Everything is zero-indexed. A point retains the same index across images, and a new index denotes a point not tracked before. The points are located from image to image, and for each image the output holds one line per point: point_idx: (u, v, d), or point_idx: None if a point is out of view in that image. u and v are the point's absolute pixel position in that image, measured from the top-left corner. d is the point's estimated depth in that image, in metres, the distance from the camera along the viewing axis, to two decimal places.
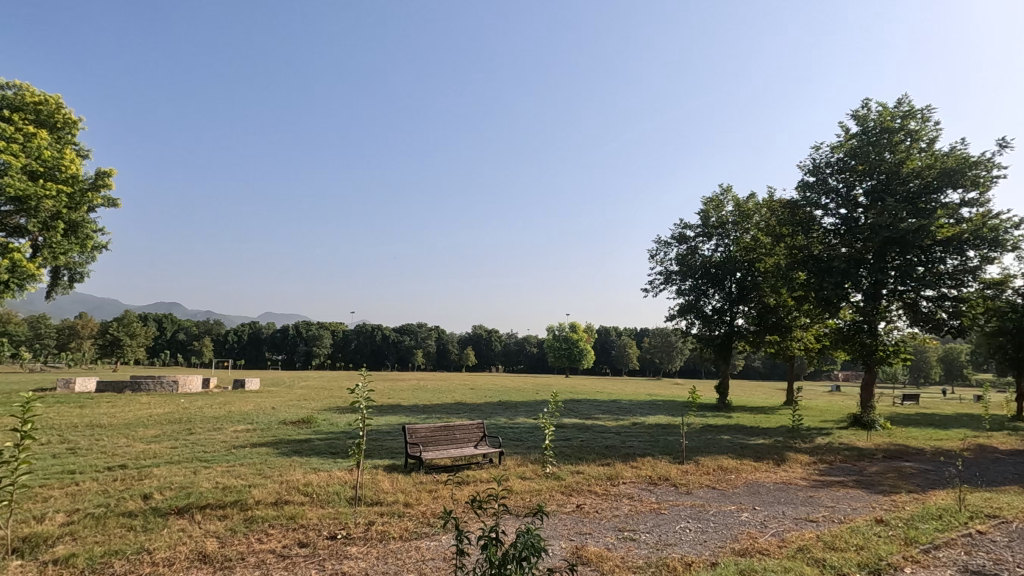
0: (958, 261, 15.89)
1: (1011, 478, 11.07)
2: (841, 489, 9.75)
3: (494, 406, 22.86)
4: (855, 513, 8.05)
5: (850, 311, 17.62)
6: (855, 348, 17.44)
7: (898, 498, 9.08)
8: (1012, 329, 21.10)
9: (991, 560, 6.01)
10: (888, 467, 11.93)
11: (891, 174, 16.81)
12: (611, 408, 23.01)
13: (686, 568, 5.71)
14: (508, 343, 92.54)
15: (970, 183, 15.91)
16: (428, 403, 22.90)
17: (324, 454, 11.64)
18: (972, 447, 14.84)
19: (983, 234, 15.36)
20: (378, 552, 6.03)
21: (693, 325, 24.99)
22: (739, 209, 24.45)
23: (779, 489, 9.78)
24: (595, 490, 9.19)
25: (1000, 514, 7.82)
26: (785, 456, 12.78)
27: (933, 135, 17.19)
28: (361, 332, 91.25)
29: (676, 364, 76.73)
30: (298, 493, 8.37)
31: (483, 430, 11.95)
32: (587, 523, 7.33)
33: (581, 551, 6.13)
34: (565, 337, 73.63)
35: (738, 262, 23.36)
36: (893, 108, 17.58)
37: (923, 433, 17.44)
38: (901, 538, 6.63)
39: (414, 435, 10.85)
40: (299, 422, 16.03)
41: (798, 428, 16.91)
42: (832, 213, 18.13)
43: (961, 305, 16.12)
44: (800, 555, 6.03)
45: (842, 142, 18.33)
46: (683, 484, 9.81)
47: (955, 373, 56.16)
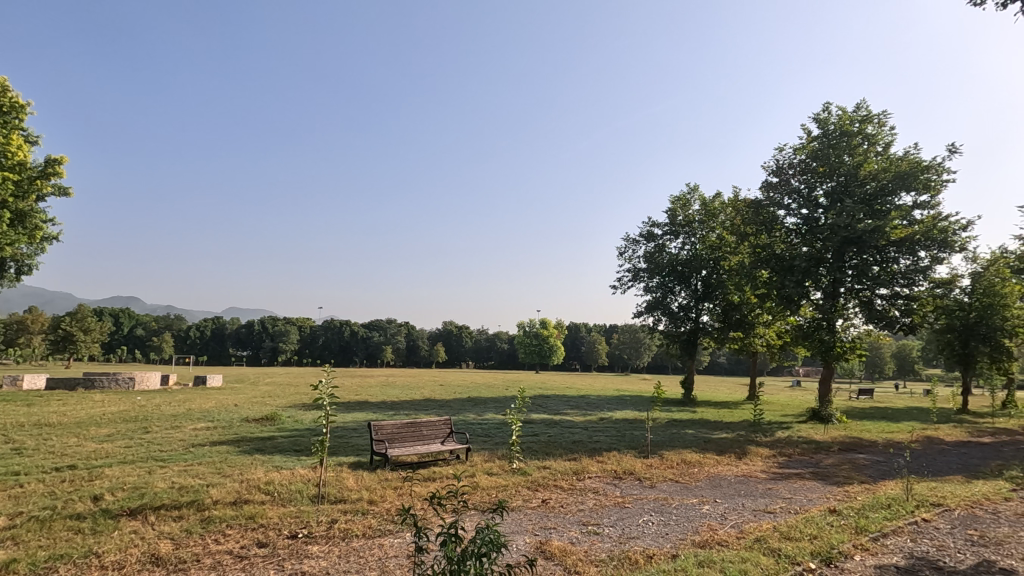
0: (910, 261, 16.56)
1: (956, 468, 11.61)
2: (798, 481, 10.07)
3: (463, 402, 22.78)
4: (810, 504, 8.32)
5: (810, 309, 18.14)
6: (814, 345, 18.02)
7: (850, 488, 9.44)
8: (959, 326, 22.17)
9: (934, 547, 6.28)
10: (842, 459, 12.39)
11: (850, 177, 17.43)
12: (580, 403, 23.21)
13: (647, 560, 5.80)
14: (478, 339, 92.41)
15: (922, 187, 16.62)
16: (396, 400, 22.67)
17: (288, 452, 11.38)
18: (921, 439, 15.50)
19: (933, 235, 16.07)
20: (340, 551, 5.94)
21: (660, 322, 25.39)
22: (706, 208, 24.99)
23: (739, 481, 10.04)
24: (560, 484, 9.25)
25: (943, 502, 8.20)
26: (746, 450, 13.09)
27: (888, 140, 17.89)
28: (329, 328, 89.80)
29: (645, 360, 77.85)
30: (258, 492, 8.17)
31: (450, 426, 11.88)
32: (553, 518, 7.36)
33: (545, 545, 6.16)
34: (535, 334, 73.80)
35: (703, 260, 23.85)
36: (853, 112, 18.18)
37: (875, 426, 18.12)
38: (853, 527, 6.87)
39: (380, 432, 10.72)
40: (262, 420, 15.65)
41: (759, 422, 17.38)
42: (795, 213, 18.63)
43: (912, 303, 16.84)
44: (757, 545, 6.20)
45: (804, 144, 18.85)
46: (647, 477, 9.99)
47: (907, 369, 58.20)
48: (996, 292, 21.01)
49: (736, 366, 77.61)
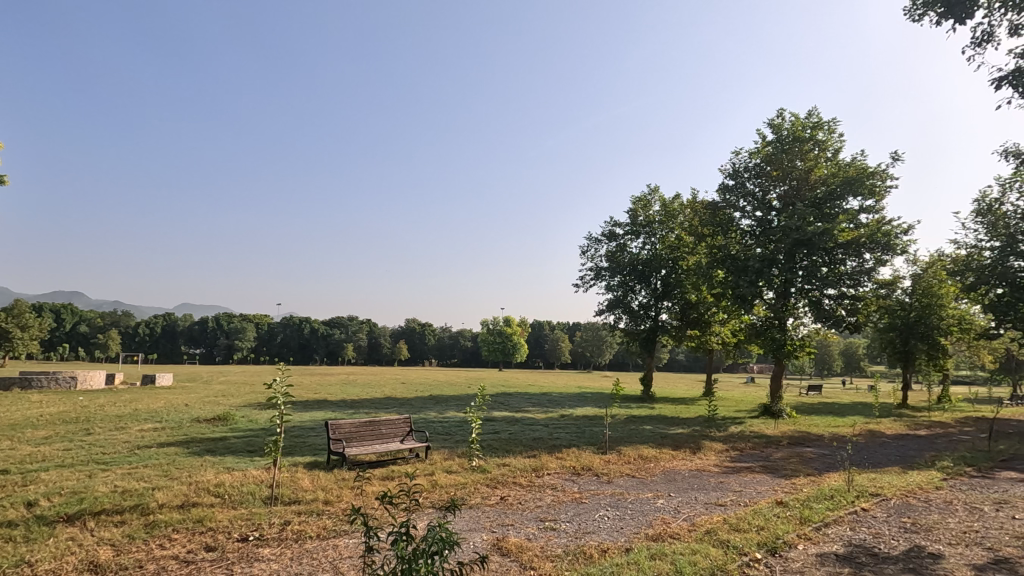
0: (857, 262, 17.38)
1: (894, 460, 12.24)
2: (748, 474, 10.43)
3: (425, 400, 22.61)
4: (758, 496, 8.64)
5: (763, 308, 18.71)
6: (766, 343, 18.68)
7: (797, 480, 9.85)
8: (900, 325, 23.17)
9: (871, 535, 6.62)
10: (790, 452, 12.91)
11: (801, 181, 18.37)
12: (541, 400, 23.36)
13: (602, 554, 5.91)
14: (441, 338, 91.76)
15: (867, 192, 17.44)
16: (356, 398, 22.28)
17: (240, 453, 11.05)
18: (863, 432, 16.30)
19: (877, 238, 16.94)
20: (292, 553, 5.82)
21: (620, 320, 25.85)
22: (666, 209, 25.53)
23: (692, 475, 10.33)
24: (520, 481, 9.30)
25: (881, 492, 8.65)
26: (701, 444, 13.47)
27: (837, 146, 18.64)
28: (288, 325, 87.60)
29: (607, 357, 78.95)
30: (207, 494, 7.91)
31: (410, 425, 11.78)
32: (510, 515, 7.40)
33: (501, 542, 6.19)
34: (498, 331, 73.67)
35: (663, 260, 24.44)
36: (805, 119, 18.86)
37: (823, 420, 18.93)
38: (797, 518, 7.17)
39: (337, 431, 10.49)
40: (214, 420, 15.13)
41: (713, 418, 17.91)
42: (749, 215, 19.24)
43: (858, 302, 17.65)
44: (707, 537, 6.40)
45: (759, 148, 19.41)
46: (605, 473, 10.15)
47: (853, 365, 60.95)
48: (935, 293, 22.35)
49: (694, 364, 79.71)
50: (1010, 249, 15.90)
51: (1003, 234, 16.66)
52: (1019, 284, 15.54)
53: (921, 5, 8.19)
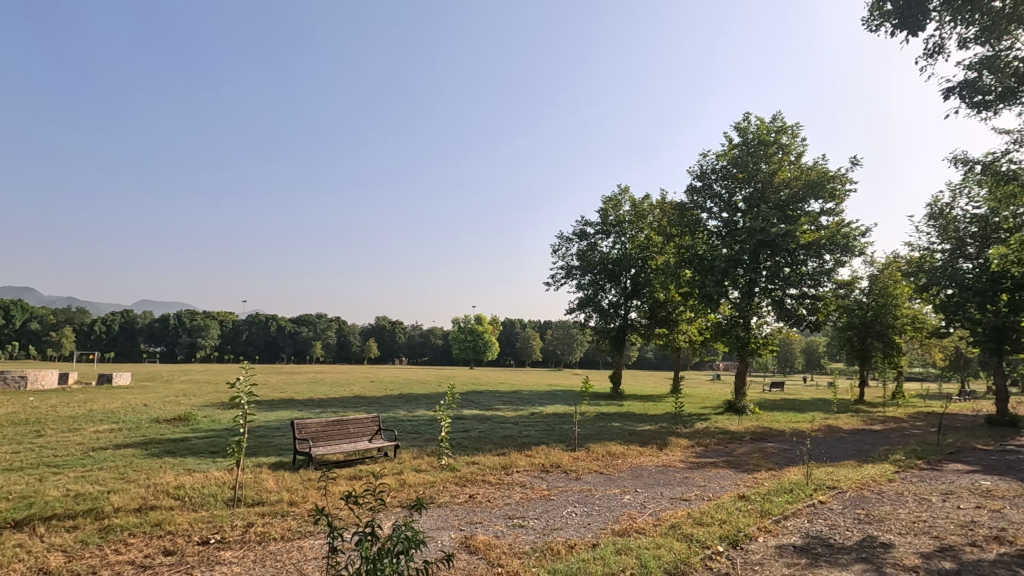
0: (817, 263, 17.95)
1: (850, 454, 12.72)
2: (712, 469, 10.70)
3: (394, 399, 22.37)
4: (721, 491, 8.87)
5: (728, 307, 19.12)
6: (731, 341, 19.17)
7: (758, 475, 10.14)
8: (858, 323, 24.03)
9: (827, 526, 6.87)
10: (753, 447, 13.28)
11: (765, 184, 18.71)
12: (512, 398, 23.43)
13: (569, 550, 5.98)
14: (412, 336, 91.04)
15: (827, 195, 18.04)
16: (323, 397, 21.93)
17: (202, 455, 10.74)
18: (821, 428, 16.85)
19: (836, 240, 17.55)
20: (255, 555, 5.71)
21: (590, 319, 26.12)
22: (635, 209, 25.91)
23: (658, 471, 10.53)
24: (489, 479, 9.31)
25: (837, 485, 8.98)
26: (667, 441, 13.72)
27: (800, 150, 19.20)
28: (253, 323, 85.50)
29: (577, 355, 79.55)
30: (167, 497, 7.68)
31: (378, 424, 11.67)
32: (479, 513, 7.40)
33: (469, 540, 6.19)
34: (470, 330, 73.41)
35: (632, 259, 24.80)
36: (769, 123, 19.32)
37: (784, 416, 19.54)
38: (758, 511, 7.38)
39: (303, 431, 10.30)
40: (175, 420, 14.68)
41: (680, 415, 18.27)
42: (716, 216, 19.65)
43: (818, 302, 18.23)
44: (672, 531, 6.53)
45: (726, 151, 19.84)
46: (573, 470, 10.26)
47: (814, 363, 62.96)
48: (890, 293, 23.31)
49: (662, 362, 81.08)
50: (960, 253, 17.10)
51: (953, 237, 17.43)
52: (966, 284, 16.50)
53: (878, 15, 8.49)
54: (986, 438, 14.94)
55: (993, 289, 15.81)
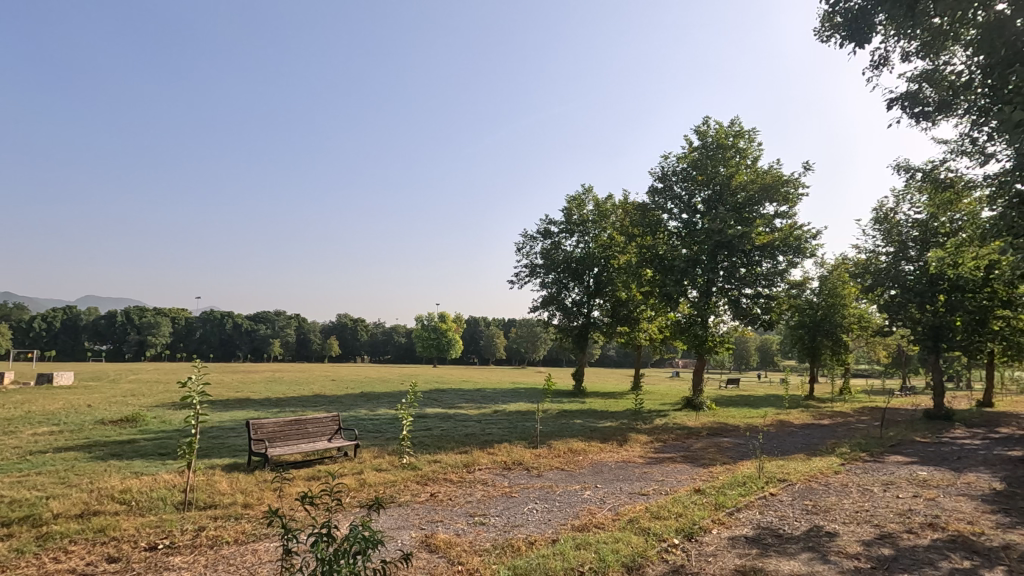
0: (771, 264, 18.59)
1: (800, 447, 13.25)
2: (670, 464, 10.96)
3: (355, 397, 22.01)
4: (678, 485, 9.10)
5: (686, 306, 19.56)
6: (690, 339, 19.70)
7: (714, 469, 10.45)
8: (809, 322, 25.03)
9: (776, 518, 7.14)
10: (709, 442, 13.67)
11: (723, 186, 19.16)
12: (475, 397, 23.41)
13: (529, 546, 6.03)
14: (374, 334, 89.79)
15: (781, 199, 18.75)
16: (281, 396, 21.36)
17: (151, 457, 10.32)
18: (774, 423, 17.48)
19: (789, 242, 18.24)
20: (206, 560, 5.53)
21: (554, 317, 26.34)
22: (599, 209, 26.29)
23: (618, 467, 10.72)
24: (450, 478, 9.28)
25: (788, 478, 9.35)
26: (627, 437, 13.97)
27: (756, 155, 19.84)
28: (208, 320, 82.58)
29: (541, 353, 80.05)
30: (112, 502, 7.35)
31: (338, 423, 11.46)
32: (440, 511, 7.37)
33: (430, 539, 6.15)
34: (433, 328, 72.84)
35: (596, 258, 25.14)
36: (728, 127, 19.91)
37: (739, 412, 20.18)
38: (713, 504, 7.61)
39: (260, 431, 10.03)
40: (122, 422, 14.05)
41: (640, 411, 18.64)
42: (676, 217, 20.10)
43: (771, 301, 18.89)
44: (630, 526, 6.67)
45: (686, 153, 20.32)
46: (535, 467, 10.33)
47: (768, 360, 65.16)
48: (838, 293, 24.41)
49: (624, 360, 82.49)
50: (903, 255, 17.84)
51: (896, 240, 18.27)
52: (908, 285, 17.33)
53: (829, 26, 8.83)
54: (924, 431, 15.80)
55: (931, 290, 16.78)
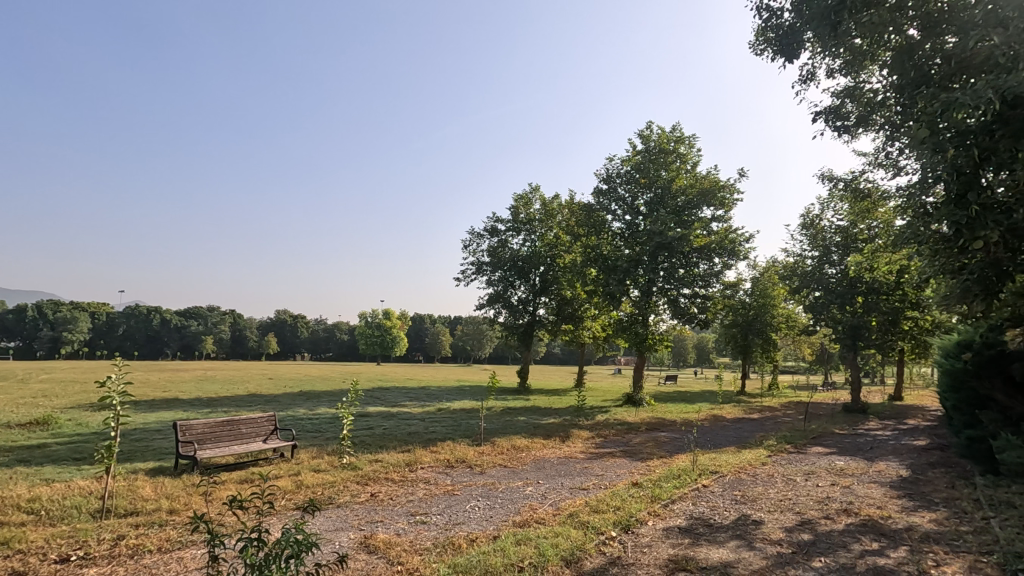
0: (708, 266, 19.41)
1: (731, 440, 13.91)
2: (609, 459, 11.23)
3: (293, 397, 21.25)
4: (617, 479, 9.35)
5: (628, 305, 20.10)
6: (631, 337, 20.25)
7: (651, 463, 10.81)
8: (742, 321, 26.29)
9: (708, 508, 7.47)
10: (648, 437, 14.12)
11: (664, 190, 19.80)
12: (419, 395, 23.14)
13: (471, 543, 6.03)
14: (316, 331, 87.14)
15: (718, 204, 19.63)
16: (213, 396, 20.38)
17: (63, 463, 9.57)
18: (708, 417, 18.26)
19: (724, 245, 19.14)
20: (126, 571, 5.20)
21: (499, 315, 26.44)
22: (545, 208, 26.62)
23: (560, 462, 10.88)
24: (392, 477, 9.14)
25: (719, 470, 9.79)
26: (569, 433, 14.21)
27: (696, 160, 20.64)
28: (132, 316, 77.54)
29: (486, 350, 80.13)
30: (18, 512, 6.77)
31: (274, 423, 11.04)
32: (380, 511, 7.24)
33: (369, 540, 6.03)
34: (377, 325, 71.45)
35: (541, 257, 25.42)
36: (669, 133, 20.62)
37: (676, 407, 20.95)
38: (649, 496, 7.88)
39: (188, 433, 9.51)
40: (31, 425, 12.95)
41: (583, 408, 19.00)
42: (620, 218, 20.60)
43: (708, 301, 19.68)
44: (570, 520, 6.80)
45: (630, 156, 20.87)
46: (478, 464, 10.33)
47: (704, 357, 68.04)
48: (768, 294, 25.83)
49: (568, 358, 83.83)
50: (826, 259, 19.05)
51: (820, 245, 19.46)
52: (831, 287, 18.60)
53: (762, 40, 9.29)
54: (842, 424, 16.95)
55: (850, 292, 18.12)
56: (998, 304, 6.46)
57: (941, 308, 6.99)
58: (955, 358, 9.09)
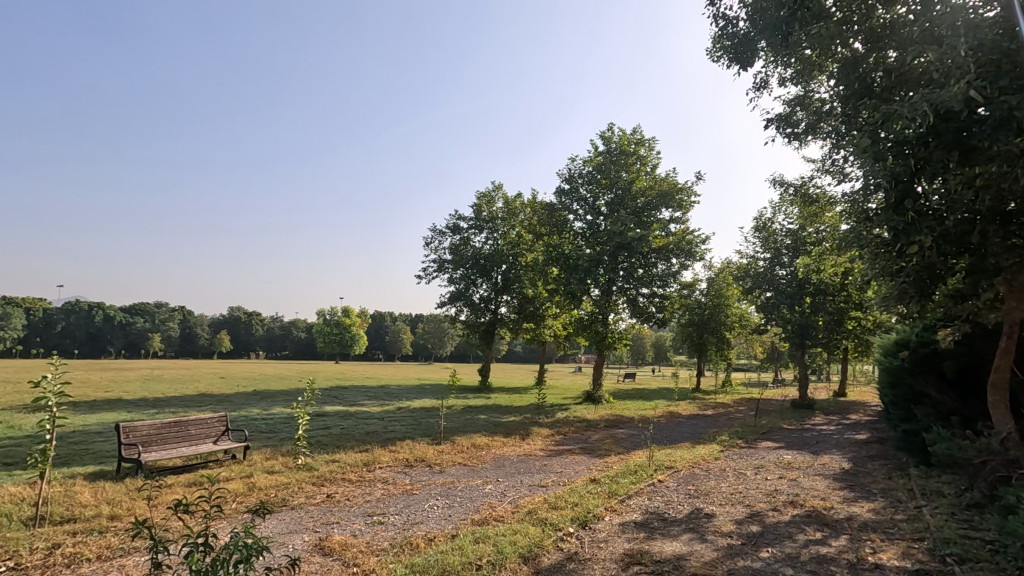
0: (666, 266, 19.85)
1: (686, 436, 14.29)
2: (568, 456, 11.37)
3: (246, 396, 20.59)
4: (576, 476, 9.47)
5: (589, 304, 20.34)
6: (591, 335, 20.51)
7: (609, 459, 10.99)
8: (698, 320, 27.04)
9: (663, 502, 7.67)
10: (606, 434, 14.35)
11: (625, 191, 20.15)
12: (378, 393, 22.80)
13: (428, 543, 5.99)
14: (271, 329, 84.71)
15: (676, 206, 20.10)
16: (161, 396, 19.55)
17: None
18: (664, 414, 18.72)
19: (682, 246, 19.63)
20: None
21: (461, 313, 26.34)
22: (508, 207, 26.69)
23: (520, 460, 10.93)
24: (349, 477, 8.98)
25: (674, 465, 10.04)
26: (530, 431, 14.30)
27: (655, 163, 21.08)
28: (72, 312, 73.41)
29: (447, 348, 79.63)
30: None
31: (225, 424, 10.66)
32: (336, 512, 7.11)
33: (324, 542, 5.92)
34: (336, 322, 69.97)
35: (504, 255, 25.46)
36: (630, 135, 20.98)
37: (634, 404, 21.36)
38: (606, 492, 8.01)
39: (132, 435, 9.07)
40: None
41: (543, 406, 19.14)
42: (581, 218, 20.83)
43: (665, 301, 20.12)
44: (529, 517, 6.84)
45: (591, 157, 21.12)
46: (438, 463, 10.27)
47: (661, 355, 69.64)
48: (723, 294, 26.69)
49: (529, 356, 84.29)
50: (777, 261, 19.79)
51: (772, 247, 20.21)
52: (781, 288, 19.34)
53: (719, 47, 9.54)
54: (790, 419, 17.66)
55: (799, 293, 18.93)
56: (932, 305, 6.84)
57: (881, 308, 7.36)
58: (893, 356, 9.60)
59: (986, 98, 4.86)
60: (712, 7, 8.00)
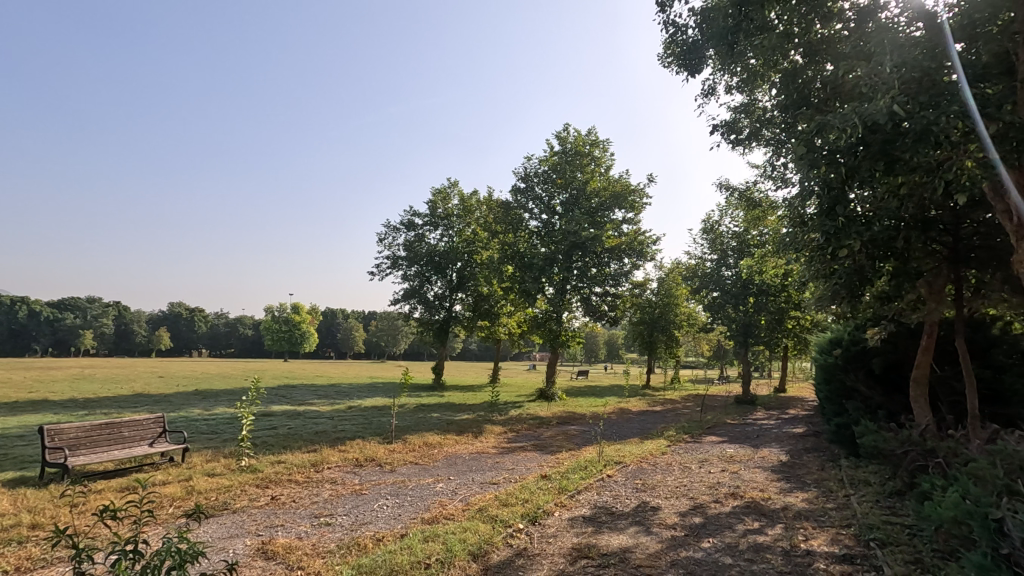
0: (618, 266, 20.23)
1: (635, 432, 14.64)
2: (520, 453, 11.44)
3: (187, 396, 19.71)
4: (527, 472, 9.56)
5: (543, 302, 20.50)
6: (546, 333, 20.68)
7: (560, 455, 11.13)
8: (649, 319, 27.68)
9: (611, 497, 7.84)
10: (558, 431, 14.53)
11: (580, 191, 20.42)
12: (328, 392, 22.27)
13: (376, 543, 5.91)
14: (215, 326, 81.24)
15: (628, 207, 20.55)
16: (92, 396, 18.42)
17: None
18: (615, 411, 19.09)
19: (633, 246, 20.10)
20: None
21: (415, 310, 26.07)
22: (463, 204, 26.62)
23: (471, 458, 10.92)
24: (295, 478, 8.73)
25: (623, 460, 10.27)
26: (482, 428, 14.31)
27: (609, 164, 21.47)
28: None
29: (402, 346, 78.36)
30: None
31: (163, 425, 10.17)
32: (281, 515, 6.91)
33: (267, 546, 5.73)
34: (285, 320, 67.70)
35: (459, 253, 25.33)
36: (585, 136, 21.26)
37: (586, 401, 21.70)
38: (556, 488, 8.12)
39: (58, 438, 8.51)
40: None
41: (496, 404, 19.15)
42: (537, 217, 20.96)
43: (618, 300, 20.52)
44: (479, 514, 6.85)
45: (547, 156, 21.27)
46: (388, 462, 10.13)
47: (614, 353, 70.90)
48: (672, 293, 27.48)
49: (484, 354, 84.18)
50: (723, 262, 20.51)
51: (719, 249, 20.93)
52: (727, 288, 20.07)
53: (669, 54, 9.79)
54: (733, 414, 18.38)
55: (743, 293, 19.69)
56: (862, 305, 7.25)
57: (816, 307, 7.76)
58: (828, 353, 10.12)
59: (908, 112, 5.13)
60: (663, 14, 8.21)
